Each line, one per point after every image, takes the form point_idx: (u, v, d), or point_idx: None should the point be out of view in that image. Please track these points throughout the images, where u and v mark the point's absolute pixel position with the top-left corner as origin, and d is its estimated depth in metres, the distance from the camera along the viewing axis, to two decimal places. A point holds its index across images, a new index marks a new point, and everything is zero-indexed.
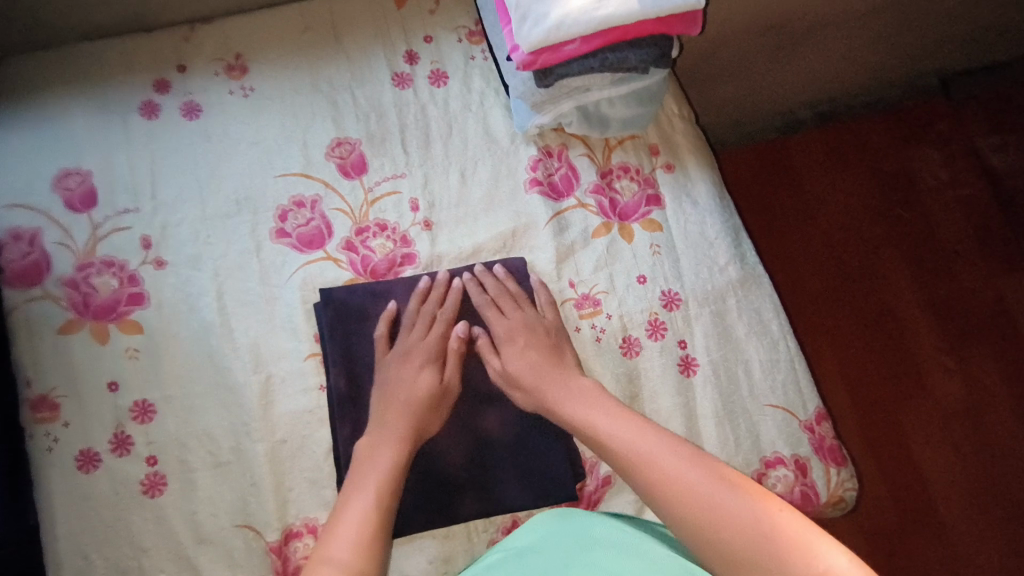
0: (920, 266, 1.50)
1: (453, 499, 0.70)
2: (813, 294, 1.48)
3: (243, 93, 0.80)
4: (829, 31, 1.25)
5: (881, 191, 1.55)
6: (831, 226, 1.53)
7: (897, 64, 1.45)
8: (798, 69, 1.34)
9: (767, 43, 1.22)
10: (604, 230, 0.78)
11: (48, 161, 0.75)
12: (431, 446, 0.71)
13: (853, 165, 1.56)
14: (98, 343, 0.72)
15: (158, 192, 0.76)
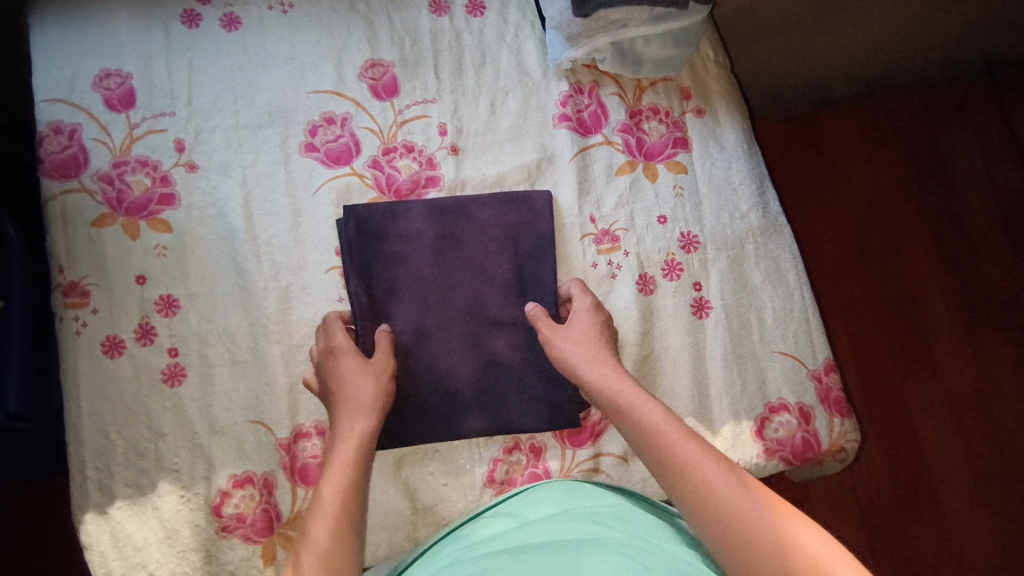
0: (945, 252, 1.48)
1: (458, 415, 0.72)
2: (834, 270, 1.46)
3: (282, 9, 0.81)
4: (875, 7, 1.22)
5: (913, 173, 1.52)
6: (858, 205, 1.50)
7: (943, 46, 1.41)
8: (840, 42, 1.31)
9: (813, 10, 1.20)
10: (628, 168, 0.79)
11: (90, 60, 0.77)
12: (440, 362, 0.72)
13: (887, 144, 1.53)
14: (129, 238, 0.74)
15: (194, 99, 0.78)
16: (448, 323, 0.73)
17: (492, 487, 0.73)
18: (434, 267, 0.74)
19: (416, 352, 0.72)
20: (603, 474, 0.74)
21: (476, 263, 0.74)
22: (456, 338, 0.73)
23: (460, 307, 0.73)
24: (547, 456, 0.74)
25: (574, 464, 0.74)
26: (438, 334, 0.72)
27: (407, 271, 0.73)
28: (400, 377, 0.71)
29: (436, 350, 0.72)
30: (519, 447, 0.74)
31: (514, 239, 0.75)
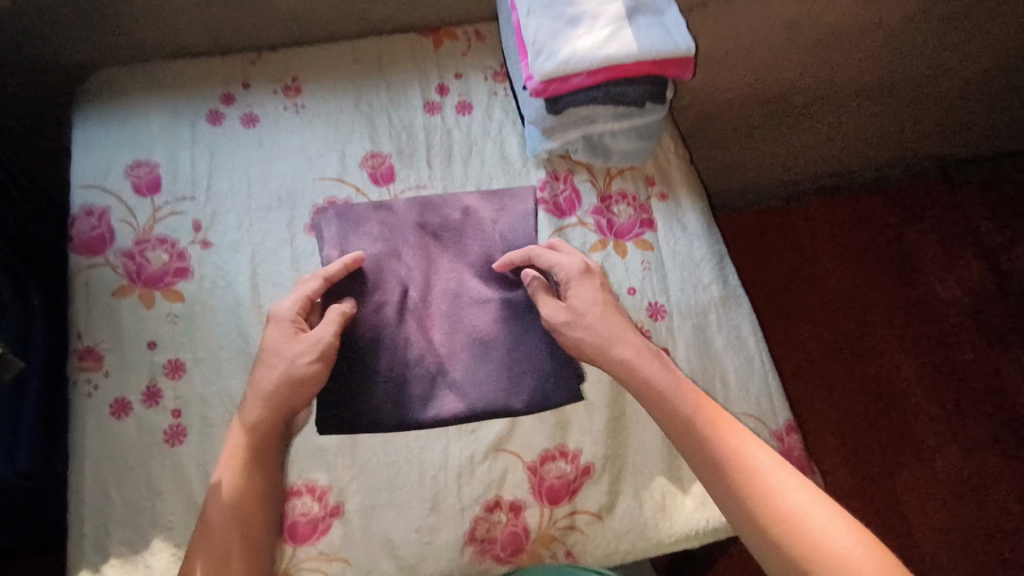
0: (917, 335, 1.55)
1: (439, 398, 0.78)
2: (810, 352, 1.53)
3: (295, 109, 0.93)
4: (825, 110, 1.39)
5: (880, 261, 1.62)
6: (827, 290, 1.59)
7: (893, 145, 1.56)
8: (798, 141, 1.47)
9: (769, 112, 1.36)
10: (600, 246, 0.87)
11: (124, 153, 0.88)
12: (424, 347, 0.80)
13: (854, 234, 1.65)
14: (144, 307, 0.81)
15: (213, 186, 0.88)
16: (431, 312, 0.82)
17: (473, 545, 0.74)
18: (419, 261, 0.85)
19: (393, 339, 0.80)
20: (580, 532, 0.76)
21: (455, 258, 0.86)
22: (440, 325, 0.81)
23: (442, 292, 0.83)
24: (527, 513, 0.75)
25: (552, 521, 0.75)
26: (419, 318, 0.82)
27: (393, 268, 0.84)
28: (377, 352, 0.79)
29: (416, 332, 0.81)
30: (499, 506, 0.75)
31: (488, 236, 0.86)
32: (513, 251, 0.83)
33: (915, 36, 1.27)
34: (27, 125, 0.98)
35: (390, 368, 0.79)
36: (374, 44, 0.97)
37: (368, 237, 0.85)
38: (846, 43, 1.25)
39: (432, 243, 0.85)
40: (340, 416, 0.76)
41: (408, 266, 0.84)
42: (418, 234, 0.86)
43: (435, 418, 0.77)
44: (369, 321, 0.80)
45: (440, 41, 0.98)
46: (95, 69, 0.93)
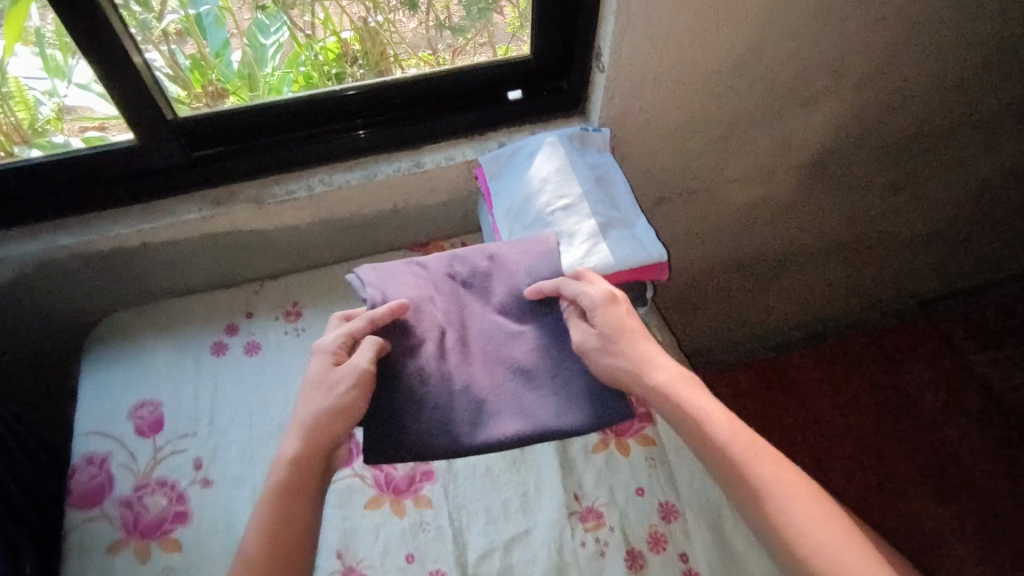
0: (937, 478, 1.51)
1: (493, 423, 0.74)
2: None
3: (295, 332, 0.97)
4: (797, 270, 1.50)
5: (878, 405, 1.63)
6: (833, 444, 1.57)
7: (868, 292, 1.65)
8: (778, 297, 1.56)
9: (744, 278, 1.47)
10: (602, 446, 0.88)
11: (128, 396, 0.90)
12: (468, 376, 0.76)
13: (846, 380, 1.67)
14: (139, 561, 0.78)
15: (214, 420, 0.88)
16: (471, 349, 0.78)
17: None
18: (452, 302, 0.80)
19: (436, 370, 0.75)
20: None
21: (486, 298, 0.82)
22: (484, 356, 0.77)
23: (479, 333, 0.79)
24: None
25: None
26: (459, 352, 0.77)
27: (428, 307, 0.79)
28: (417, 387, 0.74)
29: (459, 367, 0.76)
30: None
31: (514, 275, 0.81)
32: (542, 280, 0.79)
33: (864, 203, 1.39)
34: (34, 372, 1.01)
35: (436, 394, 0.74)
36: (369, 262, 1.03)
37: (403, 282, 0.80)
38: (805, 213, 1.36)
39: (463, 290, 0.81)
40: (378, 451, 0.73)
41: (443, 309, 0.80)
42: (449, 283, 0.82)
43: (488, 444, 0.73)
44: (410, 357, 0.76)
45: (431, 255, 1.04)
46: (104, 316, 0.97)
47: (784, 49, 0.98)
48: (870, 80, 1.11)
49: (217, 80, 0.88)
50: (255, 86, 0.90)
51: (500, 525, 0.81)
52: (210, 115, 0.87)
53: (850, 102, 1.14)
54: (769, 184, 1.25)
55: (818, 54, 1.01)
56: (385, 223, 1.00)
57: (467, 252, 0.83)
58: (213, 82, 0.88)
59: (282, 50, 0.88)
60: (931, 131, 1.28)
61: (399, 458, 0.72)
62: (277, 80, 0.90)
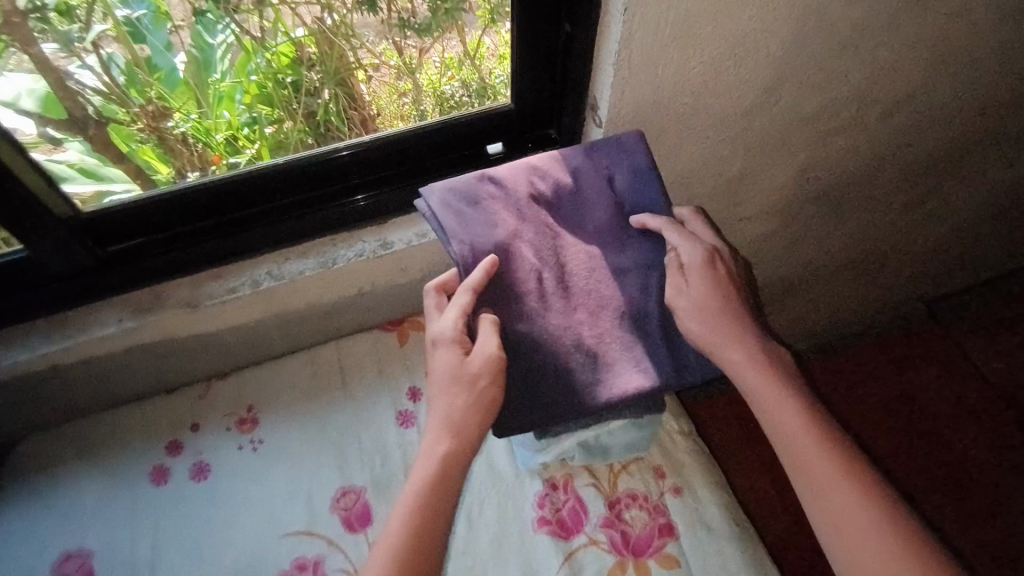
0: (960, 498, 1.44)
1: (610, 378, 0.65)
2: None
3: (252, 446, 0.82)
4: (807, 291, 1.39)
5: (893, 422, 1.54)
6: None
7: (883, 304, 1.53)
8: (786, 316, 1.45)
9: (750, 306, 1.36)
10: (618, 571, 0.76)
11: (52, 545, 0.75)
12: (569, 324, 0.66)
13: (859, 398, 1.57)
14: None
15: (157, 569, 0.74)
16: (573, 289, 0.67)
17: None
18: (542, 237, 0.68)
19: (534, 317, 0.65)
20: None
21: (577, 227, 0.70)
22: (577, 270, 0.68)
23: (579, 265, 0.68)
24: None
25: None
26: (561, 294, 0.67)
27: (519, 245, 0.66)
28: (531, 349, 0.65)
29: (559, 321, 0.66)
30: None
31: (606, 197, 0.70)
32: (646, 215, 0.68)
33: (883, 224, 1.26)
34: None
35: (545, 354, 0.65)
36: (336, 350, 0.89)
37: (485, 216, 0.66)
38: (817, 240, 1.23)
39: (552, 215, 0.69)
40: (510, 424, 0.65)
41: (534, 246, 0.67)
42: (533, 208, 0.69)
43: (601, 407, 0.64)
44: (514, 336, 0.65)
45: (407, 335, 0.90)
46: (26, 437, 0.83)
47: (812, 84, 0.83)
48: (902, 106, 0.96)
49: (158, 97, 0.74)
50: (201, 99, 0.76)
51: None
52: (156, 197, 0.71)
53: (878, 129, 1.00)
54: (782, 217, 1.12)
55: (850, 85, 0.87)
56: (352, 307, 0.85)
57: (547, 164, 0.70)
58: (153, 99, 0.75)
59: (231, 52, 0.73)
60: (962, 149, 1.14)
61: (518, 427, 0.64)
62: (227, 89, 0.76)
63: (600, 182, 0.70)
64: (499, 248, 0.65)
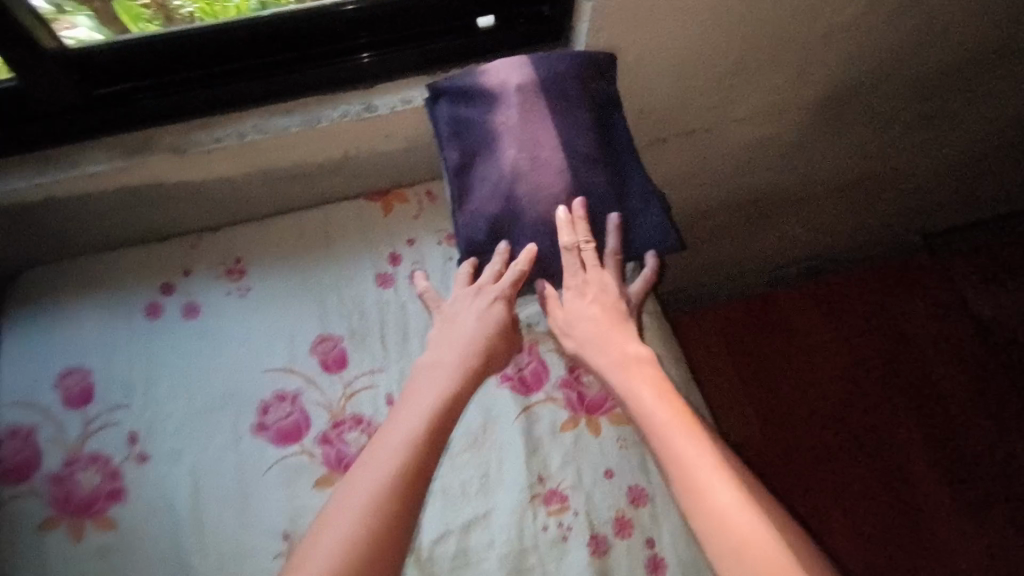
0: (927, 422, 1.43)
1: (570, 243, 0.74)
2: (812, 459, 1.42)
3: (239, 293, 0.88)
4: (799, 209, 1.38)
5: (871, 345, 1.52)
6: (817, 387, 1.49)
7: (878, 229, 1.51)
8: (776, 236, 1.44)
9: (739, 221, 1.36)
10: (571, 424, 0.82)
11: (53, 363, 0.82)
12: (538, 193, 0.74)
13: (836, 319, 1.56)
14: (74, 540, 0.74)
15: (150, 390, 0.82)
16: (543, 160, 0.74)
17: None
18: (518, 121, 0.74)
19: (510, 189, 0.74)
20: None
21: (553, 109, 0.75)
22: (554, 147, 0.74)
23: (547, 142, 0.74)
24: None
25: None
26: (530, 169, 0.74)
27: (500, 127, 0.74)
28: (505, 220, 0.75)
29: (527, 191, 0.74)
30: None
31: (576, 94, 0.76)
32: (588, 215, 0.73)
33: (882, 141, 1.25)
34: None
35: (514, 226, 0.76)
36: (321, 213, 0.93)
37: (471, 114, 0.75)
38: (813, 151, 1.22)
39: (530, 99, 0.74)
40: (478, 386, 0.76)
41: (511, 130, 0.74)
42: (514, 93, 0.75)
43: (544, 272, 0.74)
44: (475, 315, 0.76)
45: (391, 205, 0.94)
46: (26, 271, 0.88)
47: None
48: (907, 8, 0.95)
49: None
50: None
51: (458, 508, 0.77)
52: (149, 39, 0.74)
53: (881, 32, 0.98)
54: (775, 124, 1.11)
55: None
56: (337, 172, 0.88)
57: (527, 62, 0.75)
58: None
59: None
60: (975, 61, 1.11)
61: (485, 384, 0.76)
62: None
63: (574, 83, 0.75)
64: (481, 132, 0.75)
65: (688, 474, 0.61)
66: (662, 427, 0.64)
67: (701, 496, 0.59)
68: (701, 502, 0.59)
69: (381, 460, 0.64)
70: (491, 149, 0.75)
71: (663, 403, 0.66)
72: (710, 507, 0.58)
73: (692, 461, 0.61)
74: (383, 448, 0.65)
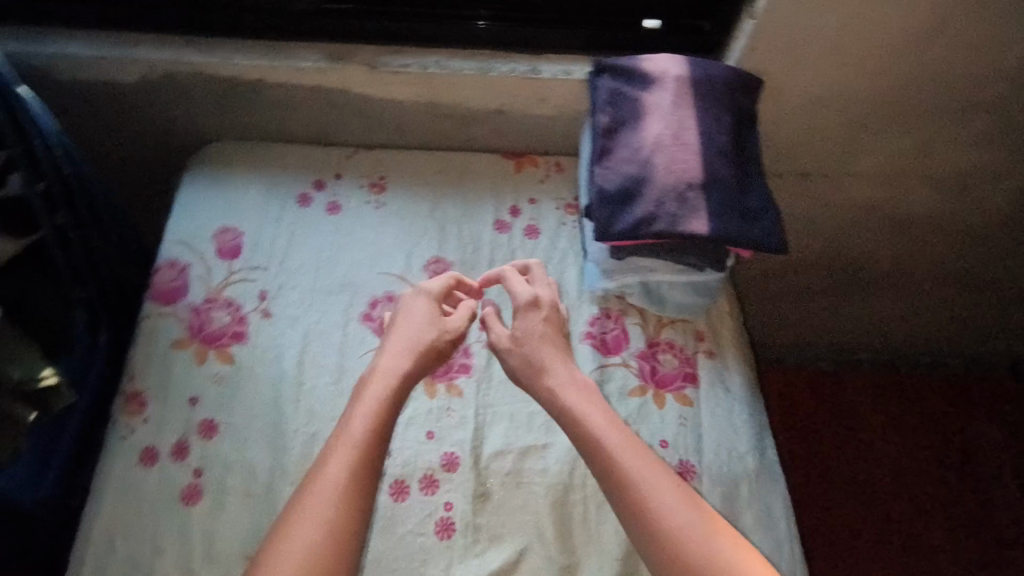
0: (971, 536, 1.38)
1: (692, 214, 0.78)
2: (845, 538, 1.37)
3: (375, 205, 0.99)
4: (895, 287, 1.37)
5: (935, 447, 1.47)
6: (869, 470, 1.44)
7: (972, 333, 1.48)
8: (865, 310, 1.43)
9: (827, 282, 1.37)
10: (638, 392, 0.87)
11: (218, 220, 0.96)
12: (674, 165, 0.80)
13: (906, 411, 1.52)
14: (196, 362, 0.85)
15: (284, 262, 0.93)
16: (685, 141, 0.81)
17: None
18: (671, 106, 0.83)
19: (649, 157, 0.80)
20: None
21: (702, 106, 0.83)
22: (696, 133, 0.81)
23: (691, 129, 0.82)
24: None
25: None
26: (671, 145, 0.80)
27: (653, 107, 0.83)
28: (637, 181, 0.80)
29: (665, 159, 0.80)
30: None
31: (725, 101, 0.84)
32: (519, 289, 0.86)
33: (995, 236, 1.24)
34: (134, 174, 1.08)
35: (643, 187, 0.79)
36: (460, 157, 1.03)
37: (629, 93, 0.85)
38: (922, 229, 1.24)
39: (685, 91, 0.83)
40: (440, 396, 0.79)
41: (662, 112, 0.83)
42: (672, 84, 0.84)
43: (660, 233, 0.78)
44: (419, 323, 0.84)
45: (523, 166, 1.04)
46: (206, 140, 1.02)
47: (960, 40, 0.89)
48: None
49: None
50: None
51: (520, 434, 0.84)
52: None
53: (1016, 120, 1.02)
54: (891, 188, 1.15)
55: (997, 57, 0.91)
56: (487, 122, 0.99)
57: (687, 63, 0.85)
58: None
59: None
60: None
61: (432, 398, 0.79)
62: None
63: (723, 88, 0.84)
64: (635, 107, 0.83)
65: (640, 498, 0.68)
66: (610, 458, 0.70)
67: (650, 518, 0.67)
68: (647, 526, 0.67)
69: (333, 471, 0.68)
70: (640, 122, 0.83)
71: (611, 435, 0.72)
72: (659, 529, 0.66)
73: (642, 486, 0.68)
74: (330, 464, 0.68)
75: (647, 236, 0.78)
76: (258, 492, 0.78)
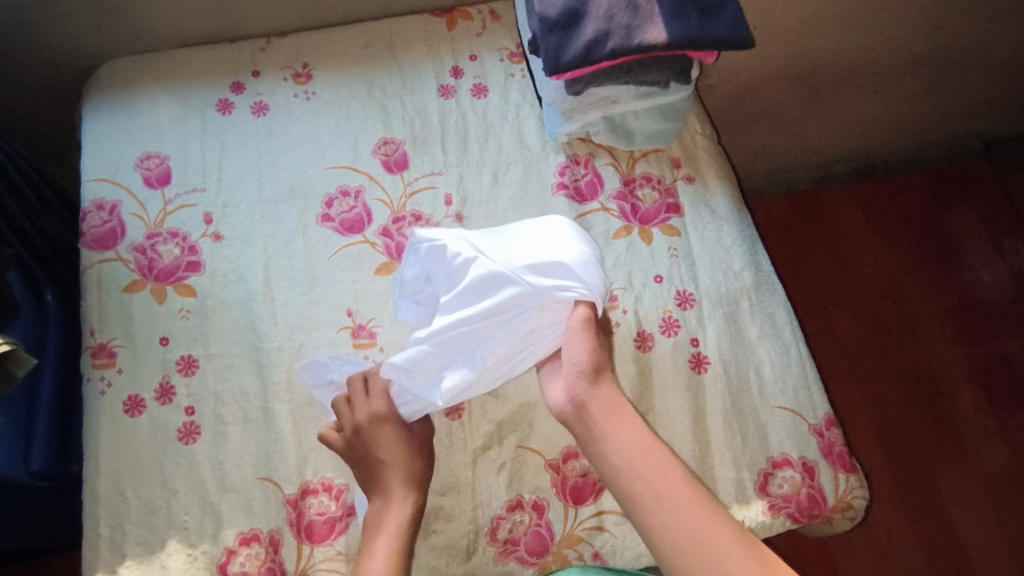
0: (961, 323, 1.35)
1: (641, 25, 0.71)
2: (852, 353, 1.33)
3: (305, 96, 0.90)
4: (873, 88, 1.21)
5: (921, 254, 1.40)
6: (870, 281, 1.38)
7: (940, 140, 1.41)
8: (837, 121, 1.28)
9: (803, 93, 1.18)
10: (624, 232, 0.83)
11: (135, 146, 0.87)
12: None
13: (896, 230, 1.42)
14: (156, 302, 0.79)
15: (223, 177, 0.86)
16: None
17: (496, 545, 0.71)
18: None
19: None
20: (609, 533, 0.72)
21: None
22: None
23: None
24: (551, 514, 0.72)
25: (578, 523, 0.72)
26: None
27: None
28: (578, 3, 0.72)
29: None
30: (522, 505, 0.72)
31: None
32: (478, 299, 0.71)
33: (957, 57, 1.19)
34: (21, 98, 0.97)
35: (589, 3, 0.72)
36: (388, 27, 0.95)
37: None
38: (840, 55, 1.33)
39: None
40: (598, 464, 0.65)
41: None
42: None
43: (616, 51, 0.71)
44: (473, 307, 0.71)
45: (455, 23, 0.96)
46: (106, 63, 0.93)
47: None
48: None
49: None
50: None
51: None
52: None
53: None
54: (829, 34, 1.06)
55: None
56: None
57: None
58: None
59: None
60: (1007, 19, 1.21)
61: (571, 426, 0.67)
62: None
63: None
64: None
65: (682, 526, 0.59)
66: (652, 495, 0.60)
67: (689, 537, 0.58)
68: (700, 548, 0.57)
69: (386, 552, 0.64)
70: None
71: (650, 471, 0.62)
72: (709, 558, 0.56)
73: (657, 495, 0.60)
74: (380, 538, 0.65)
75: (601, 58, 0.72)
76: (257, 413, 0.76)
